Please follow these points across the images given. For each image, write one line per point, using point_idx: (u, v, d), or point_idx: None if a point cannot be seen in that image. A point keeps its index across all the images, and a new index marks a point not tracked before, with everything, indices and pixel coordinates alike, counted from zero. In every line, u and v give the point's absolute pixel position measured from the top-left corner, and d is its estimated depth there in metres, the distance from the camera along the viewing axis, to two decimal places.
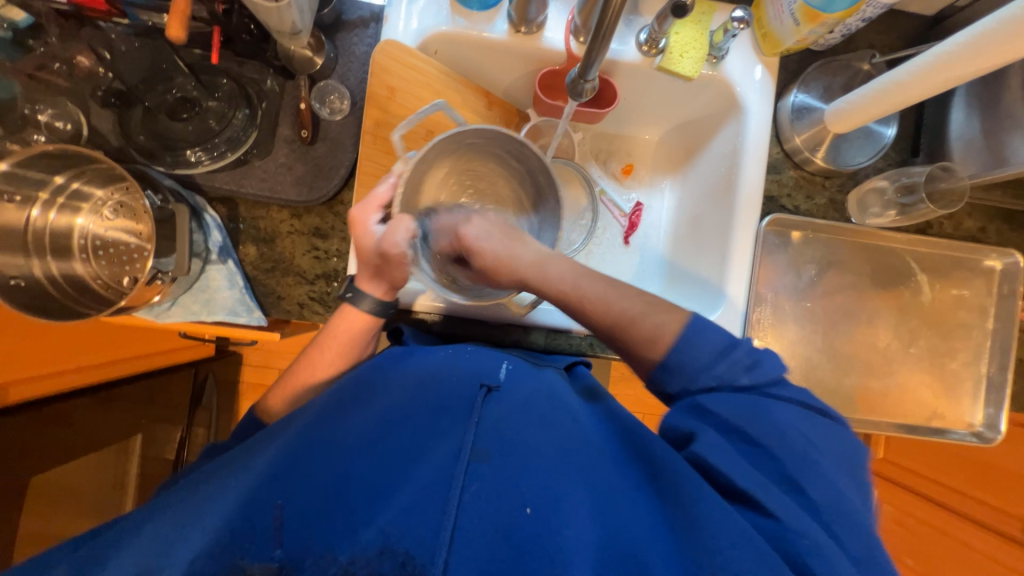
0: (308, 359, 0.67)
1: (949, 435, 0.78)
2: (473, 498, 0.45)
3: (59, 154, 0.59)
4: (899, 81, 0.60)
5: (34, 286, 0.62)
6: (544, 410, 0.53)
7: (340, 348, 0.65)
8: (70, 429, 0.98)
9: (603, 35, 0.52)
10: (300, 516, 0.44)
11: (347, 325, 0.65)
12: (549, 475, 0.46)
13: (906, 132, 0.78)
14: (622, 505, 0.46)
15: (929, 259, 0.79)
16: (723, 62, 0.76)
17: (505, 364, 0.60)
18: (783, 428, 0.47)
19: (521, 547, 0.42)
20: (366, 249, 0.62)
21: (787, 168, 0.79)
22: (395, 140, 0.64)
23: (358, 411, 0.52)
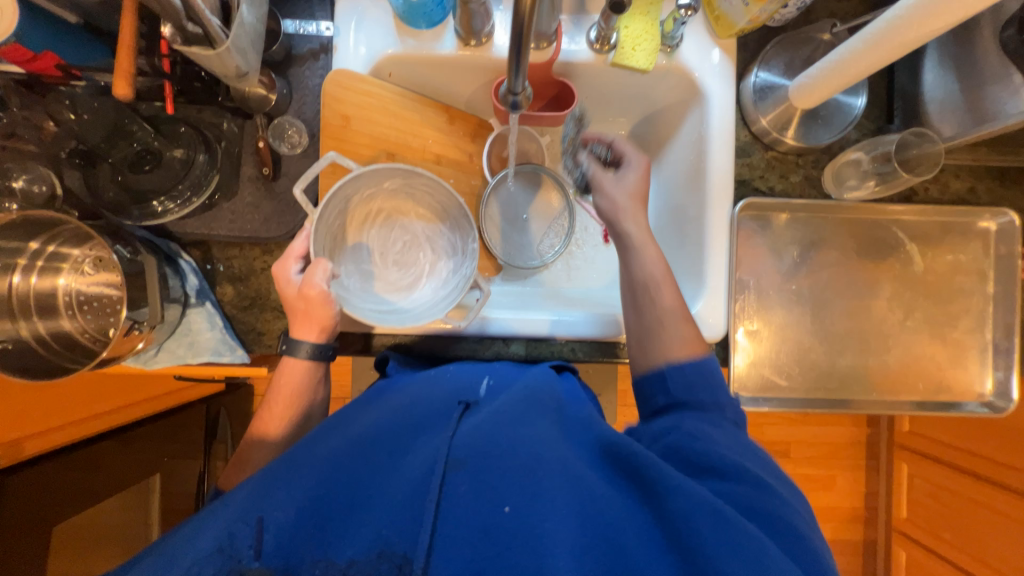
0: (259, 420, 0.65)
1: (958, 407, 0.75)
2: (454, 500, 0.45)
3: (26, 220, 0.61)
4: (856, 49, 0.58)
5: (21, 347, 0.64)
6: (521, 411, 0.54)
7: (289, 399, 0.65)
8: (99, 473, 1.00)
9: (520, 44, 0.45)
10: (283, 533, 0.44)
11: (290, 374, 0.65)
12: (533, 472, 0.46)
13: (879, 98, 0.75)
14: (603, 497, 0.46)
15: (917, 227, 0.76)
16: (678, 51, 0.74)
17: (487, 379, 0.64)
18: (729, 444, 0.52)
19: (503, 547, 0.42)
20: (290, 298, 0.64)
21: (757, 150, 0.77)
22: (296, 196, 0.62)
23: (341, 433, 0.55)
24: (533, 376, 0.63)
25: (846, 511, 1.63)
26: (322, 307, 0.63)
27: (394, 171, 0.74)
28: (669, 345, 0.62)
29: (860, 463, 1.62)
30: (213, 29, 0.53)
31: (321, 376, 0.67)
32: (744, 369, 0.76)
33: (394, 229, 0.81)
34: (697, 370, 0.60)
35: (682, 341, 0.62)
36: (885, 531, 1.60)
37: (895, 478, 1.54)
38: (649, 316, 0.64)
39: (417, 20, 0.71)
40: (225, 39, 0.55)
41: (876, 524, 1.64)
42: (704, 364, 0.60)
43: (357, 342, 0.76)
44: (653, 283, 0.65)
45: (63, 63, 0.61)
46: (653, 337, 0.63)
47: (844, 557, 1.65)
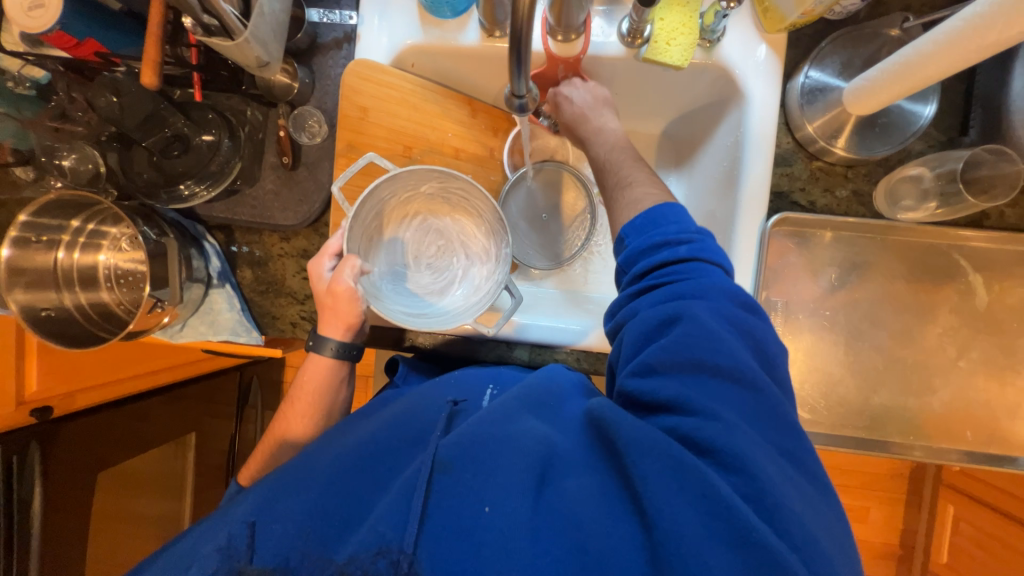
0: (283, 414, 0.68)
1: (1011, 463, 0.67)
2: (434, 498, 0.45)
3: (66, 201, 0.67)
4: (923, 52, 0.50)
5: (64, 315, 0.70)
6: (503, 407, 0.52)
7: (309, 399, 0.67)
8: (144, 424, 1.10)
9: (520, 42, 0.42)
10: (277, 539, 0.45)
11: (311, 374, 0.67)
12: (511, 470, 0.45)
13: (954, 105, 0.66)
14: (581, 490, 0.44)
15: (985, 255, 0.67)
16: (719, 47, 0.68)
17: (490, 389, 0.63)
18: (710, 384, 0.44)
19: (487, 543, 0.42)
20: (319, 295, 0.65)
21: (800, 159, 0.70)
22: (334, 194, 0.64)
23: (338, 436, 0.56)
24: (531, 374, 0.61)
25: (876, 546, 1.52)
26: (350, 305, 0.64)
27: (430, 174, 0.72)
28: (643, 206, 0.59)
29: (897, 497, 1.50)
30: (229, 19, 0.53)
31: (345, 377, 0.69)
32: None
33: (429, 231, 0.80)
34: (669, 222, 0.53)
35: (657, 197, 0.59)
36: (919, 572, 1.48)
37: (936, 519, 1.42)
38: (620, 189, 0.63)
39: (441, 9, 0.69)
40: (243, 29, 0.55)
41: (909, 563, 1.51)
42: (668, 209, 0.53)
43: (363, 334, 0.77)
44: (617, 178, 0.64)
45: (104, 51, 0.63)
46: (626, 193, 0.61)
47: None
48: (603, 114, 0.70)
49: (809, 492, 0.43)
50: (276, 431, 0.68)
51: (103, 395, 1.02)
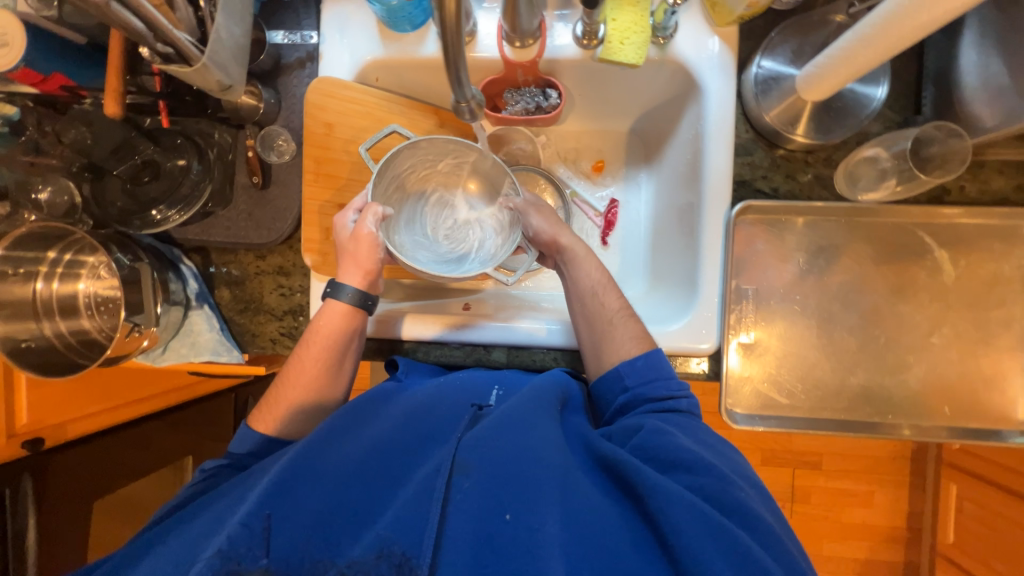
0: (295, 358, 0.64)
1: (991, 436, 0.67)
2: (460, 506, 0.50)
3: (40, 234, 0.68)
4: (863, 37, 0.51)
5: (44, 345, 0.71)
6: (524, 417, 0.57)
7: (324, 344, 0.63)
8: (145, 451, 1.10)
9: (450, 50, 0.43)
10: (294, 534, 0.49)
11: (327, 320, 0.64)
12: (533, 485, 0.51)
13: (908, 84, 0.67)
14: (595, 511, 0.51)
15: (949, 231, 0.67)
16: (672, 43, 0.70)
17: (497, 389, 0.66)
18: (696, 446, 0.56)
19: (502, 548, 0.48)
20: (342, 242, 0.66)
21: (760, 148, 0.70)
22: (362, 154, 0.66)
23: (352, 433, 0.58)
24: (540, 379, 0.64)
25: (885, 532, 1.48)
26: (370, 253, 0.65)
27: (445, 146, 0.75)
28: (619, 346, 0.66)
29: (902, 480, 1.48)
30: (185, 46, 0.54)
31: (360, 323, 0.66)
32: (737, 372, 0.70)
33: (446, 207, 0.84)
34: (649, 363, 0.64)
35: (632, 339, 0.66)
36: (929, 555, 1.45)
37: (942, 500, 1.40)
38: (600, 319, 0.68)
39: (400, 24, 0.70)
40: (201, 55, 0.56)
41: (920, 547, 1.49)
42: (653, 355, 0.64)
43: None
44: (593, 292, 0.70)
45: (70, 83, 0.65)
46: (606, 340, 0.67)
47: None
48: (552, 223, 0.74)
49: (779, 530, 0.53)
50: (287, 376, 0.64)
51: (97, 425, 1.02)
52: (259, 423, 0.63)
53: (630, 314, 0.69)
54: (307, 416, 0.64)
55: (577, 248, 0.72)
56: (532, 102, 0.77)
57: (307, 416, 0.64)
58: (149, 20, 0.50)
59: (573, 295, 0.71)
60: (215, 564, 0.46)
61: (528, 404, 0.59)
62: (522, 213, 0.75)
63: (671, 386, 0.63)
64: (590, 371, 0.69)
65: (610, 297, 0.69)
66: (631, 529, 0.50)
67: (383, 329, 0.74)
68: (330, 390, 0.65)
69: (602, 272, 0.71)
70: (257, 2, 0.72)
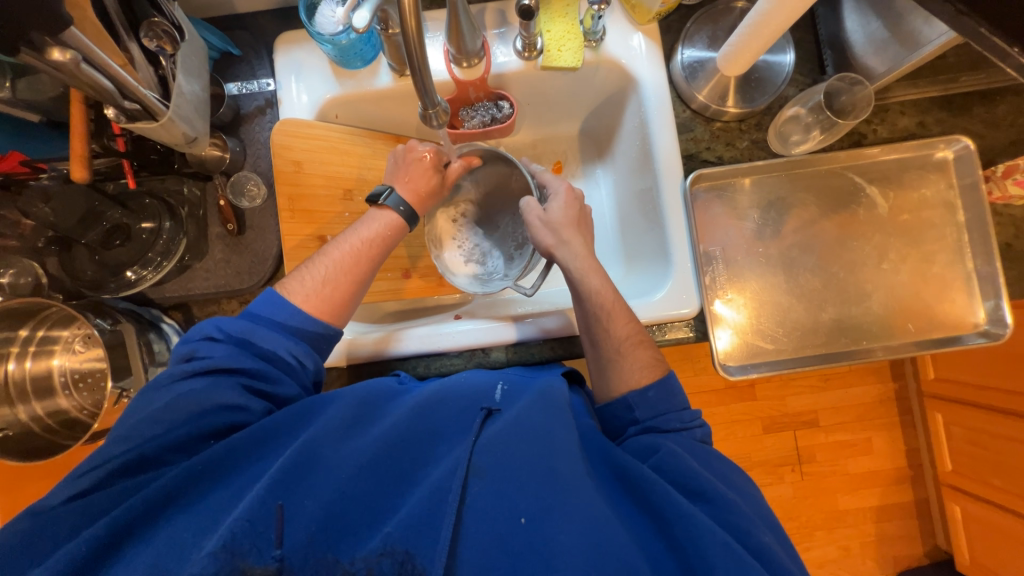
0: (343, 243, 0.68)
1: (953, 343, 0.74)
2: (480, 498, 0.51)
3: (8, 313, 0.65)
4: (765, 10, 0.58)
5: (22, 431, 0.68)
6: (540, 423, 0.56)
7: (379, 243, 0.69)
8: None
9: (418, 66, 0.48)
10: (301, 535, 0.47)
11: (383, 222, 0.70)
12: (554, 485, 0.51)
13: (808, 51, 0.76)
14: (617, 533, 0.49)
15: (873, 169, 0.76)
16: (604, 44, 0.77)
17: (502, 384, 0.65)
18: (701, 468, 0.57)
19: (515, 553, 0.48)
20: (432, 167, 0.74)
21: (699, 124, 0.78)
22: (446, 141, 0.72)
23: (364, 431, 0.56)
24: (545, 381, 0.64)
25: (889, 474, 1.51)
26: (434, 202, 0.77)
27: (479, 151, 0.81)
28: (626, 375, 0.66)
29: (894, 420, 1.52)
30: (151, 103, 0.55)
31: (401, 236, 0.72)
32: (732, 342, 0.75)
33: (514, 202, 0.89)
34: (660, 392, 0.64)
35: (641, 368, 0.66)
36: (935, 488, 1.47)
37: (933, 431, 1.44)
38: (606, 348, 0.68)
39: (352, 61, 0.74)
40: (166, 110, 0.57)
41: (925, 482, 1.51)
42: (667, 382, 0.64)
43: (346, 374, 0.78)
44: (602, 316, 0.69)
45: (26, 159, 0.65)
46: (613, 367, 0.67)
47: (903, 522, 1.52)
48: (568, 213, 0.76)
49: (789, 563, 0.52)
50: (322, 256, 0.67)
51: None
52: (286, 292, 0.64)
53: (634, 327, 0.70)
54: (338, 304, 0.65)
55: (574, 262, 0.72)
56: (487, 115, 0.82)
57: (333, 302, 0.65)
58: (117, 80, 0.50)
59: (580, 318, 0.72)
60: (220, 562, 0.44)
61: (540, 411, 0.58)
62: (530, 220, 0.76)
63: (683, 418, 0.64)
64: (597, 394, 0.70)
65: (616, 324, 0.69)
66: (643, 546, 0.50)
67: (382, 350, 0.75)
68: (360, 286, 0.67)
69: (604, 293, 0.70)
70: (210, 59, 0.75)
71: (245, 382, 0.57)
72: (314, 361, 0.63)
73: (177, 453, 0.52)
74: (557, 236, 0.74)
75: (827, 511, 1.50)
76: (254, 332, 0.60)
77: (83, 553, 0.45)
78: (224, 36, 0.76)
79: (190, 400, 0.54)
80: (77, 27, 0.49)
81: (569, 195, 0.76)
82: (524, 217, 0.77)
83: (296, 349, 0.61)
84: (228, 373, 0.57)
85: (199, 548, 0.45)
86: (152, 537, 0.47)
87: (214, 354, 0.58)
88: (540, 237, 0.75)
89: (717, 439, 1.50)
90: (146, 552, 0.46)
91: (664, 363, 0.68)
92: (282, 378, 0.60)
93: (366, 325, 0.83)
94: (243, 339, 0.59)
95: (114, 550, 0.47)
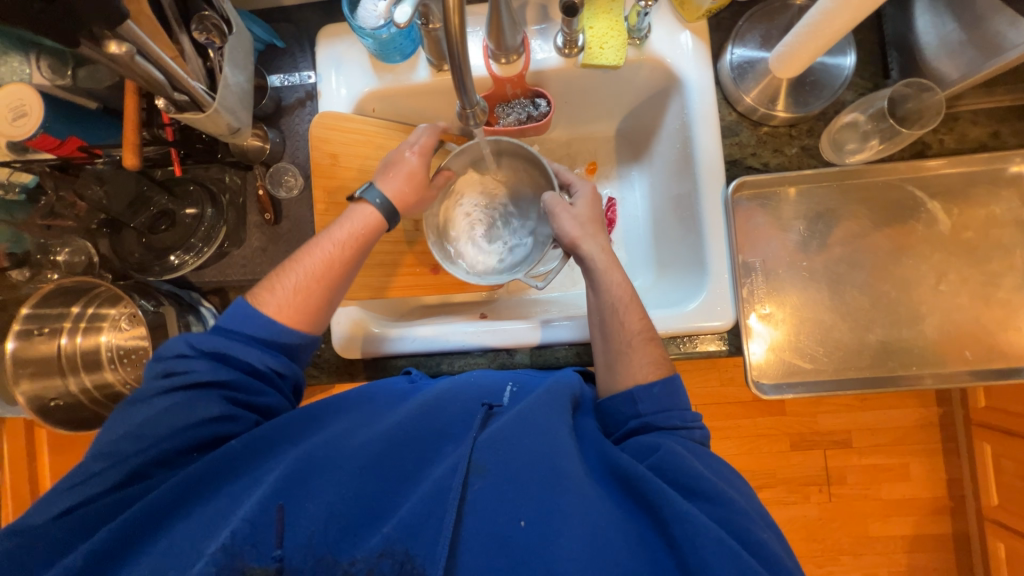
0: (315, 248, 0.65)
1: (1015, 374, 0.68)
2: (479, 505, 0.50)
3: (63, 289, 0.68)
4: (828, 10, 0.54)
5: (72, 402, 0.72)
6: (541, 423, 0.55)
7: (352, 244, 0.66)
8: None
9: (459, 64, 0.47)
10: (305, 528, 0.48)
11: (356, 222, 0.67)
12: (552, 490, 0.50)
13: (871, 53, 0.71)
14: (614, 536, 0.48)
15: (936, 182, 0.71)
16: (648, 42, 0.74)
17: (510, 385, 0.65)
18: (700, 464, 0.54)
19: (515, 555, 0.47)
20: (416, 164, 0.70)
21: (745, 128, 0.74)
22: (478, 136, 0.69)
23: (367, 429, 0.57)
24: (555, 380, 0.63)
25: (926, 503, 1.42)
26: (421, 204, 0.73)
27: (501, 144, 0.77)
28: (635, 369, 0.63)
29: (935, 447, 1.42)
30: (199, 94, 0.57)
31: (379, 234, 0.68)
32: (766, 357, 0.72)
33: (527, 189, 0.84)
34: (666, 389, 0.61)
35: (649, 364, 0.63)
36: (977, 522, 1.38)
37: (979, 461, 1.34)
38: (616, 341, 0.66)
39: (391, 55, 0.74)
40: (213, 101, 0.59)
41: (965, 515, 1.41)
42: (670, 381, 0.61)
43: (370, 367, 0.79)
44: (617, 307, 0.67)
45: (85, 144, 0.65)
46: (622, 360, 0.64)
47: (938, 555, 1.43)
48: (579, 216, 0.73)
49: (793, 566, 0.50)
50: (293, 263, 0.65)
51: None
52: (257, 302, 0.62)
53: (652, 330, 0.66)
54: (309, 312, 0.63)
55: (595, 260, 0.70)
56: (523, 113, 0.81)
57: (306, 311, 0.63)
58: (169, 72, 0.52)
59: (593, 308, 0.69)
60: (219, 560, 0.45)
61: (541, 409, 0.57)
62: (556, 216, 0.72)
63: (686, 417, 0.60)
64: (601, 388, 0.67)
65: (632, 316, 0.66)
66: (644, 547, 0.49)
67: (407, 345, 0.76)
68: (335, 288, 0.65)
69: (624, 287, 0.68)
70: (255, 51, 0.77)
71: (227, 396, 0.57)
72: (293, 370, 0.62)
73: (161, 466, 0.54)
74: (582, 230, 0.72)
75: (854, 536, 1.43)
76: (230, 347, 0.58)
77: (78, 565, 0.47)
78: (270, 28, 0.77)
79: (170, 416, 0.54)
80: (134, 20, 0.51)
81: (595, 197, 0.75)
82: (549, 211, 0.73)
83: (273, 363, 0.60)
84: (206, 388, 0.57)
85: (199, 556, 0.47)
86: (155, 544, 0.49)
87: (193, 369, 0.56)
88: (562, 226, 0.72)
89: (740, 453, 1.44)
90: (150, 557, 0.48)
91: (669, 363, 0.65)
92: (265, 390, 0.60)
93: (392, 319, 0.84)
94: (218, 353, 0.58)
95: (116, 556, 0.49)
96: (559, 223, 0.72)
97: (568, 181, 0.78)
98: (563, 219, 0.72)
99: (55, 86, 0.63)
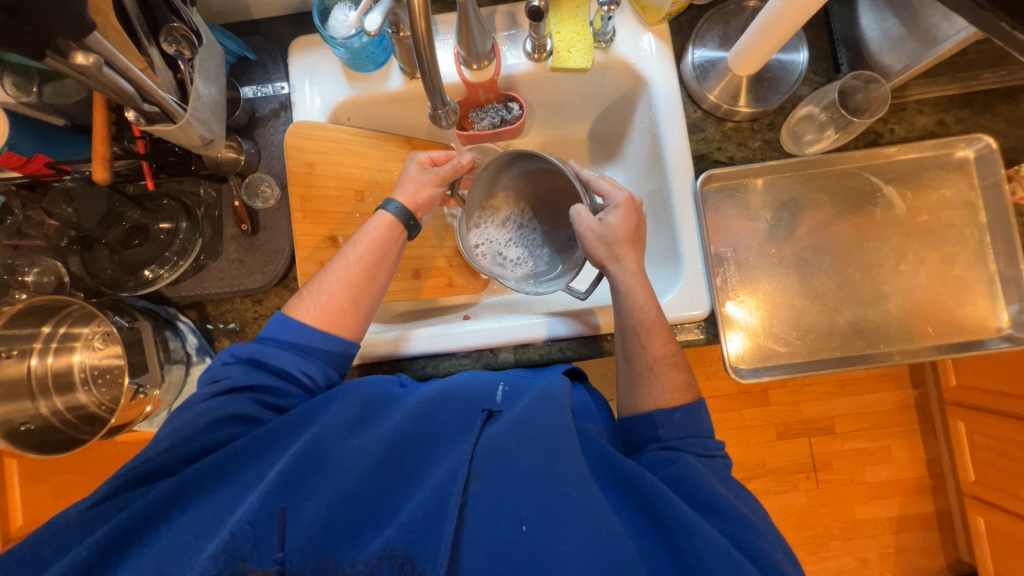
0: (341, 254, 0.68)
1: (975, 347, 0.71)
2: (480, 505, 0.50)
3: (34, 309, 0.67)
4: (776, 9, 0.57)
5: (42, 425, 0.70)
6: (542, 428, 0.55)
7: (372, 246, 0.68)
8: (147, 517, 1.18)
9: (427, 68, 0.49)
10: (304, 531, 0.48)
11: (377, 228, 0.69)
12: (555, 493, 0.50)
13: (821, 51, 0.75)
14: (616, 539, 0.48)
15: (890, 169, 0.75)
16: (613, 45, 0.77)
17: (503, 385, 0.64)
18: (716, 482, 0.55)
19: (515, 559, 0.47)
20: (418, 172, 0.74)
21: (710, 124, 0.77)
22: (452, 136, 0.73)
23: (366, 432, 0.56)
24: (548, 380, 0.63)
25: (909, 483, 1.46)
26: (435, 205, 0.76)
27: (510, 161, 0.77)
28: (657, 394, 0.64)
29: (914, 428, 1.47)
30: (169, 105, 0.57)
31: (400, 240, 0.71)
32: (743, 345, 0.74)
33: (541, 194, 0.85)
34: (689, 416, 0.62)
35: (673, 389, 0.64)
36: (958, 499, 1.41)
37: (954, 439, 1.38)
38: (639, 364, 0.66)
39: (364, 65, 0.76)
40: (184, 113, 0.59)
41: (947, 494, 1.46)
42: (693, 409, 0.62)
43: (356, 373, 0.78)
44: (641, 329, 0.67)
45: (52, 161, 0.65)
46: (644, 384, 0.65)
47: (924, 534, 1.47)
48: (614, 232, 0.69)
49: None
50: (324, 273, 0.67)
51: None
52: (292, 309, 0.65)
53: (670, 342, 0.67)
54: (342, 316, 0.65)
55: (623, 276, 0.68)
56: (496, 116, 0.84)
57: (336, 310, 0.65)
58: (138, 83, 0.52)
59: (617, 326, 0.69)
60: (218, 563, 0.43)
61: (540, 409, 0.57)
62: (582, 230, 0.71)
63: (710, 445, 0.61)
64: (623, 407, 0.68)
65: (654, 341, 0.66)
66: (643, 552, 0.50)
67: (392, 349, 0.76)
68: (367, 293, 0.67)
69: (648, 308, 0.67)
70: (227, 64, 0.77)
71: (258, 398, 0.59)
72: (327, 376, 0.63)
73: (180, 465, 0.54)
74: (610, 250, 0.69)
75: (843, 520, 1.46)
76: (265, 351, 0.61)
77: (84, 557, 0.46)
78: (241, 41, 0.78)
79: (201, 415, 0.55)
80: (101, 33, 0.51)
81: (629, 208, 0.69)
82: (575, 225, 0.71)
83: (305, 366, 0.62)
84: (242, 392, 0.59)
85: (200, 553, 0.46)
86: (154, 540, 0.48)
87: (230, 374, 0.59)
88: (587, 246, 0.70)
89: (729, 445, 1.47)
90: (148, 555, 0.47)
91: (694, 388, 0.66)
92: (295, 393, 0.61)
93: (378, 325, 0.84)
94: (254, 359, 0.61)
95: (109, 560, 0.47)
96: (590, 237, 0.70)
97: (602, 189, 0.73)
98: (588, 238, 0.70)
99: (19, 103, 0.61)
